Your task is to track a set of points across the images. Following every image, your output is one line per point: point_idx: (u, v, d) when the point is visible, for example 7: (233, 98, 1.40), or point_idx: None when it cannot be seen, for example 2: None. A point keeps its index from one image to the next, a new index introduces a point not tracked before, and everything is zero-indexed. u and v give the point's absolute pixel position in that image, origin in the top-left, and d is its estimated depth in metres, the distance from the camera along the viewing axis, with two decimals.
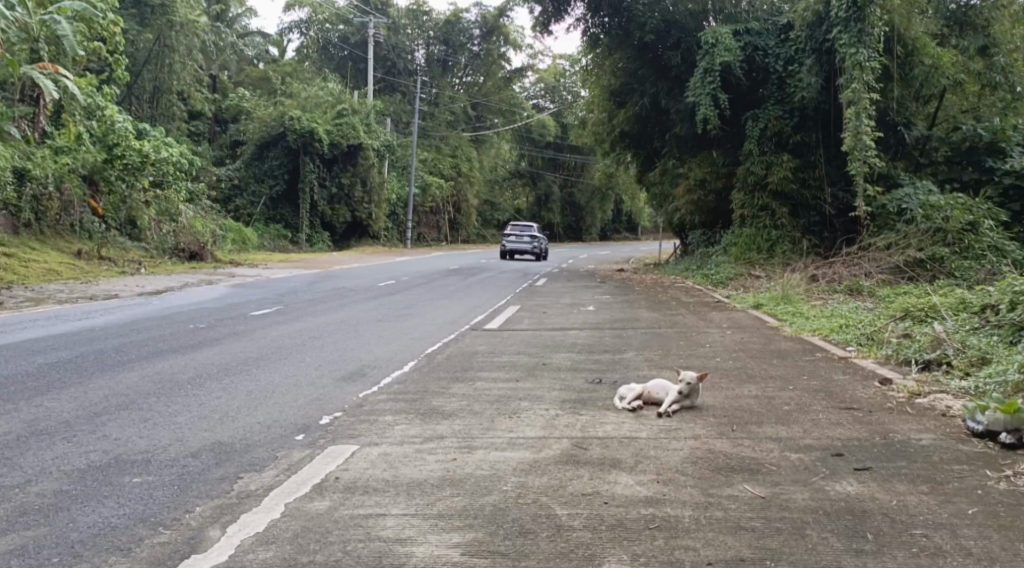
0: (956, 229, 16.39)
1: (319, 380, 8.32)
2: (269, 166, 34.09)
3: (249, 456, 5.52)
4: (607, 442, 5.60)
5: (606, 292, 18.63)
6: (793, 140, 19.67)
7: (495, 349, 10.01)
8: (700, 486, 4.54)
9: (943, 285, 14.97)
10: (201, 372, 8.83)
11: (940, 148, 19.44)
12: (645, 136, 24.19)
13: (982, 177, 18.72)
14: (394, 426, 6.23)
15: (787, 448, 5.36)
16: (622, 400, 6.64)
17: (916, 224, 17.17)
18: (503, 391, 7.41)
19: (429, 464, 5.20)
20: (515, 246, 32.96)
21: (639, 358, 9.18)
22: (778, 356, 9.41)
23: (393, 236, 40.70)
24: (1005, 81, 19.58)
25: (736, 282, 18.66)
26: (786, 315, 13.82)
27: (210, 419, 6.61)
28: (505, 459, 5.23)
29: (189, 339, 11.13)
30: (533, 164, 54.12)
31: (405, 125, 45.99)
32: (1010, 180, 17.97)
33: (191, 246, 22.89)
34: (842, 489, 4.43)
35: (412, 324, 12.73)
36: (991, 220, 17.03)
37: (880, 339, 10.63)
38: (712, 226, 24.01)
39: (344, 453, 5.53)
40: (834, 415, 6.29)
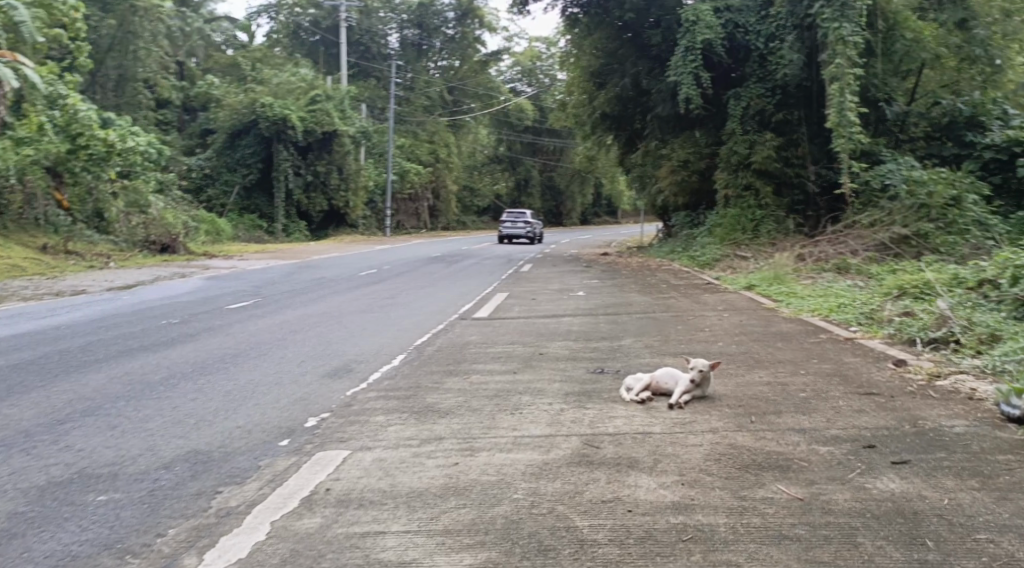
0: (941, 203, 16.15)
1: (303, 378, 7.85)
2: (242, 154, 33.39)
3: (228, 467, 5.08)
4: (617, 439, 5.21)
5: (593, 276, 18.26)
6: (776, 118, 19.36)
7: (488, 339, 9.60)
8: (729, 488, 4.15)
9: (932, 260, 14.73)
10: (175, 371, 8.35)
11: (920, 123, 19.27)
12: (626, 117, 23.76)
13: (963, 152, 18.48)
14: (387, 427, 5.81)
15: (813, 441, 4.97)
16: (629, 392, 6.25)
17: (900, 200, 16.86)
18: (501, 384, 7.00)
19: (429, 471, 4.79)
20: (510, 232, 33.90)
21: (638, 345, 8.81)
22: (781, 339, 9.04)
23: (371, 224, 40.25)
24: (986, 55, 18.90)
25: (723, 263, 18.33)
26: (779, 296, 13.48)
27: (185, 424, 6.16)
28: (511, 463, 4.84)
29: (162, 336, 10.63)
30: (512, 148, 53.73)
31: (380, 111, 45.20)
32: (989, 154, 17.70)
33: (162, 238, 22.50)
34: (884, 487, 4.06)
35: (399, 314, 12.26)
36: (975, 194, 16.79)
37: (880, 318, 10.27)
38: (697, 207, 23.72)
39: (334, 460, 5.10)
40: (855, 402, 5.91)
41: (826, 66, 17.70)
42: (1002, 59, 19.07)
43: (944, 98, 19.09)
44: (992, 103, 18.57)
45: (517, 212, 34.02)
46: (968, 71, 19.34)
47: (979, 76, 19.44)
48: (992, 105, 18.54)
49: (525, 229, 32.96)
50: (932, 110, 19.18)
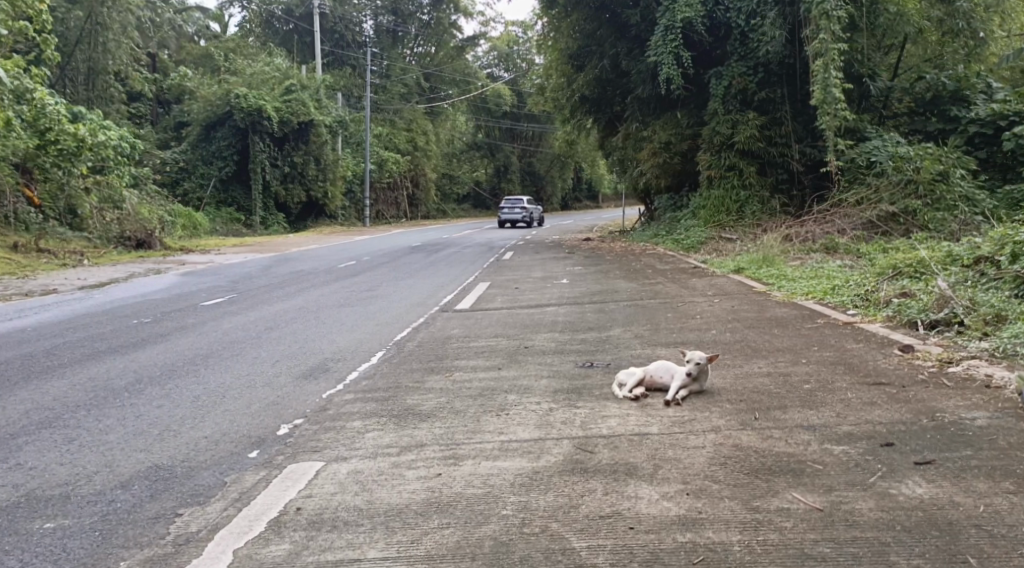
0: (928, 179, 15.83)
1: (278, 379, 7.42)
2: (217, 146, 32.65)
3: (191, 484, 4.65)
4: (613, 442, 4.80)
5: (578, 263, 17.84)
6: (758, 97, 19.00)
7: (470, 333, 9.17)
8: (740, 498, 3.75)
9: (922, 238, 14.49)
10: (143, 375, 7.88)
11: (903, 98, 18.96)
12: (606, 100, 23.33)
13: (947, 127, 18.16)
14: (365, 434, 5.39)
15: (826, 440, 4.60)
16: (622, 388, 5.86)
17: (886, 177, 16.52)
18: (486, 383, 6.59)
19: (409, 485, 4.37)
20: (510, 217, 35.73)
21: (628, 335, 8.41)
22: (776, 325, 8.67)
23: (350, 215, 39.76)
24: (968, 27, 18.72)
25: (708, 247, 17.95)
26: (770, 279, 13.10)
27: (147, 436, 5.70)
28: (498, 472, 4.43)
29: (131, 337, 10.14)
30: (491, 134, 53.12)
31: (357, 100, 44.44)
32: (975, 128, 17.46)
33: (138, 233, 21.64)
34: (910, 493, 3.67)
35: (379, 308, 11.83)
36: (962, 169, 16.47)
37: (878, 299, 9.93)
38: (680, 189, 23.34)
39: (307, 474, 4.66)
40: (864, 393, 5.56)
41: (809, 43, 17.31)
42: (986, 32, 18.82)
43: (928, 73, 18.82)
44: (976, 77, 18.45)
45: (514, 198, 35.94)
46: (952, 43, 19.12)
47: (963, 49, 19.22)
48: (976, 79, 18.45)
49: (522, 212, 34.80)
50: (916, 84, 18.84)
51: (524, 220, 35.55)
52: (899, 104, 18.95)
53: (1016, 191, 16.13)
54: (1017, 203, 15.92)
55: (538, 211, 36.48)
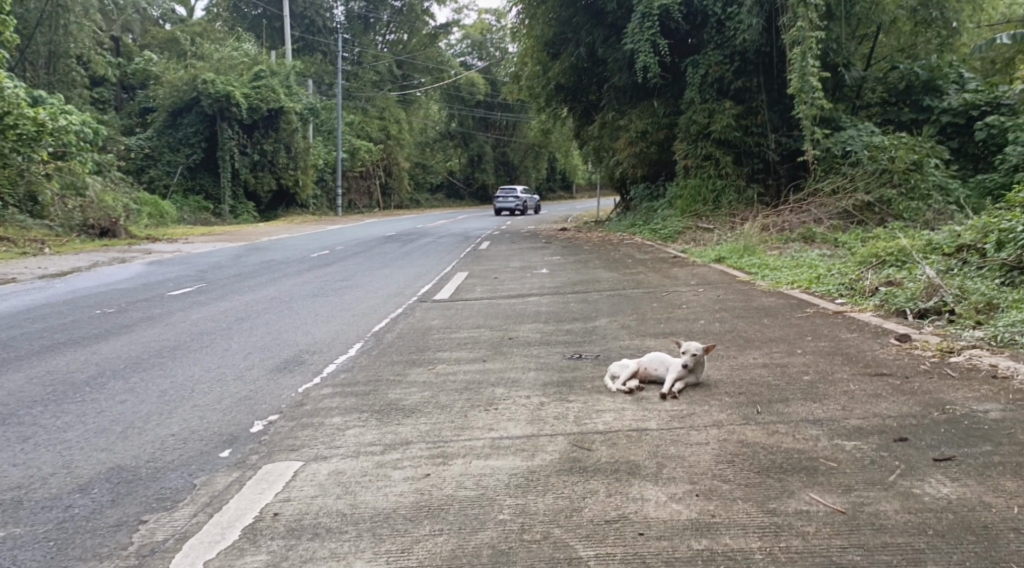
0: (902, 168, 15.77)
1: (250, 372, 7.09)
2: (184, 133, 32.06)
3: (157, 487, 4.34)
4: (611, 439, 4.57)
5: (555, 253, 17.58)
6: (735, 86, 18.82)
7: (451, 324, 8.87)
8: (754, 500, 3.51)
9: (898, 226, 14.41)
10: (105, 369, 7.49)
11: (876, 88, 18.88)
12: (582, 88, 23.05)
13: (920, 117, 18.19)
14: (345, 432, 5.11)
15: (835, 435, 4.36)
16: (615, 380, 5.64)
17: (862, 166, 16.35)
18: (471, 375, 6.35)
19: (396, 486, 4.09)
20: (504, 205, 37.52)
21: (614, 326, 8.19)
22: (766, 315, 8.47)
23: (322, 204, 39.31)
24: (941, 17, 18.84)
25: (686, 236, 17.76)
26: (752, 268, 12.92)
27: (109, 434, 5.36)
28: (492, 471, 4.19)
29: (94, 328, 9.72)
30: (464, 124, 52.47)
31: (327, 87, 43.93)
32: (947, 118, 17.56)
33: (102, 222, 21.26)
34: (936, 493, 3.45)
35: (355, 298, 11.49)
36: (935, 158, 16.44)
37: (863, 289, 9.73)
38: (656, 179, 23.15)
39: (284, 476, 4.39)
40: (867, 385, 5.33)
41: (786, 31, 17.11)
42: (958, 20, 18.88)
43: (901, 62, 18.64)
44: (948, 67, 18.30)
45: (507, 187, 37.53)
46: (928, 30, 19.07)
47: (936, 38, 19.35)
48: (948, 68, 18.37)
49: (516, 201, 36.67)
50: (889, 74, 18.73)
51: (518, 209, 37.39)
52: (871, 94, 18.84)
53: (988, 179, 16.14)
54: (990, 192, 15.96)
55: (532, 202, 38.56)
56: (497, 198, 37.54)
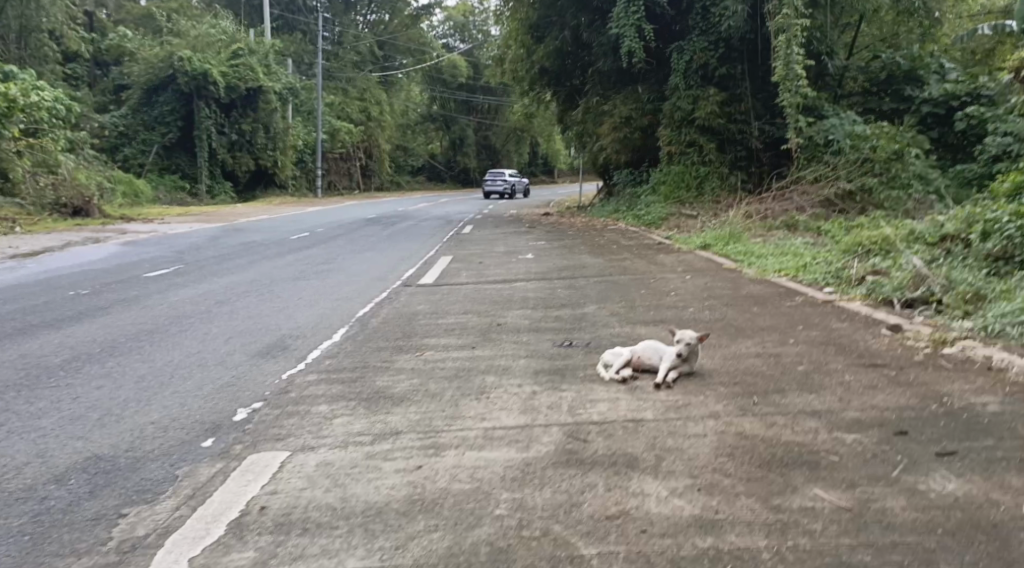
0: (884, 157, 15.74)
1: (231, 357, 6.93)
2: (160, 112, 31.66)
3: (137, 478, 4.27)
4: (607, 429, 4.53)
5: (539, 237, 17.49)
6: (719, 73, 18.71)
7: (438, 309, 8.76)
8: (757, 495, 3.44)
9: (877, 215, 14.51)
10: (80, 352, 7.33)
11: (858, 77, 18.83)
12: (565, 73, 22.89)
13: (900, 106, 18.19)
14: (333, 420, 5.01)
15: (835, 427, 4.28)
16: (608, 369, 5.60)
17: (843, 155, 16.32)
18: (461, 362, 6.31)
19: (388, 480, 4.04)
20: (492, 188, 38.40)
21: (604, 313, 8.15)
22: (755, 303, 8.43)
23: (301, 185, 39.01)
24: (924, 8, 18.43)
25: (670, 223, 17.71)
26: (738, 256, 12.88)
27: (86, 421, 5.23)
28: (486, 463, 4.14)
29: (68, 310, 9.51)
30: (446, 107, 52.14)
31: (307, 67, 43.54)
32: (928, 108, 17.53)
33: (75, 201, 20.87)
34: (942, 489, 3.38)
35: (338, 282, 11.32)
36: (916, 148, 16.37)
37: (850, 278, 9.64)
38: (639, 165, 23.06)
39: (270, 468, 4.30)
40: (862, 375, 5.24)
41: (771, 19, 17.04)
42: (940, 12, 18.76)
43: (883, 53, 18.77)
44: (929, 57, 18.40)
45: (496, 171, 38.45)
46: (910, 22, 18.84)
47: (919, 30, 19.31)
48: (929, 58, 18.35)
49: (504, 185, 37.60)
50: (871, 64, 18.74)
51: (506, 193, 38.31)
52: (853, 84, 18.72)
53: (967, 170, 16.35)
54: (968, 182, 16.16)
55: (523, 185, 39.49)
56: (487, 181, 38.45)
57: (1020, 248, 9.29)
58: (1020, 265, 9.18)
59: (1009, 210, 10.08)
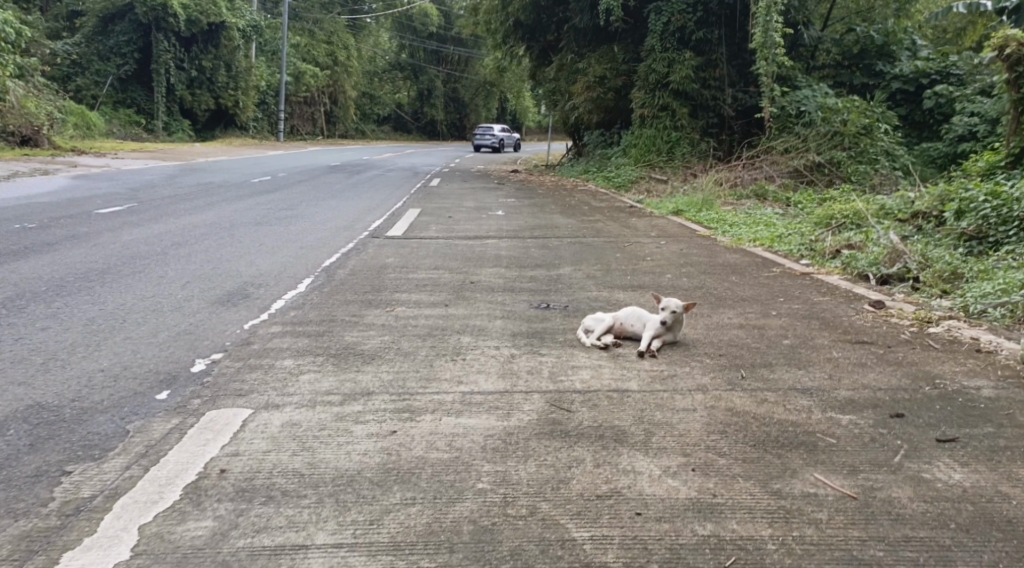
0: (854, 131, 15.56)
1: (189, 303, 6.57)
2: (116, 42, 30.49)
3: (83, 432, 3.96)
4: (591, 400, 4.33)
5: (507, 194, 17.18)
6: (696, 37, 18.38)
7: (408, 263, 8.46)
8: (754, 478, 3.29)
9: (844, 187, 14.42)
10: (25, 290, 6.92)
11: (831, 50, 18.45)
12: (540, 27, 22.41)
13: (870, 82, 18.08)
14: (299, 377, 4.75)
15: (828, 407, 4.10)
16: (589, 334, 5.43)
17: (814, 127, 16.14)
18: (434, 321, 6.06)
19: (359, 445, 3.81)
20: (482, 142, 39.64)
21: (579, 275, 7.94)
22: (733, 272, 8.26)
23: (263, 127, 38.12)
24: None
25: (639, 186, 17.49)
26: (711, 223, 12.71)
27: (28, 365, 4.89)
28: (463, 432, 3.94)
29: (14, 244, 9.02)
30: (415, 56, 51.15)
31: (273, 5, 42.37)
32: (898, 85, 17.43)
33: (23, 129, 20.43)
34: (947, 479, 3.25)
35: (301, 229, 10.91)
36: (885, 124, 16.35)
37: (824, 251, 9.44)
38: (611, 126, 22.74)
39: (231, 425, 4.04)
40: (850, 352, 5.05)
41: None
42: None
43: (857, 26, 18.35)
44: (903, 33, 18.21)
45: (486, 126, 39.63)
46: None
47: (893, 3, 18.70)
48: (903, 35, 18.25)
49: (493, 139, 38.84)
50: (845, 36, 18.35)
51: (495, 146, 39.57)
52: (825, 56, 18.47)
53: (933, 149, 16.39)
54: (932, 161, 16.26)
55: (511, 140, 40.87)
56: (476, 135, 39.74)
57: (995, 229, 9.13)
58: (994, 246, 8.95)
59: (985, 189, 9.93)
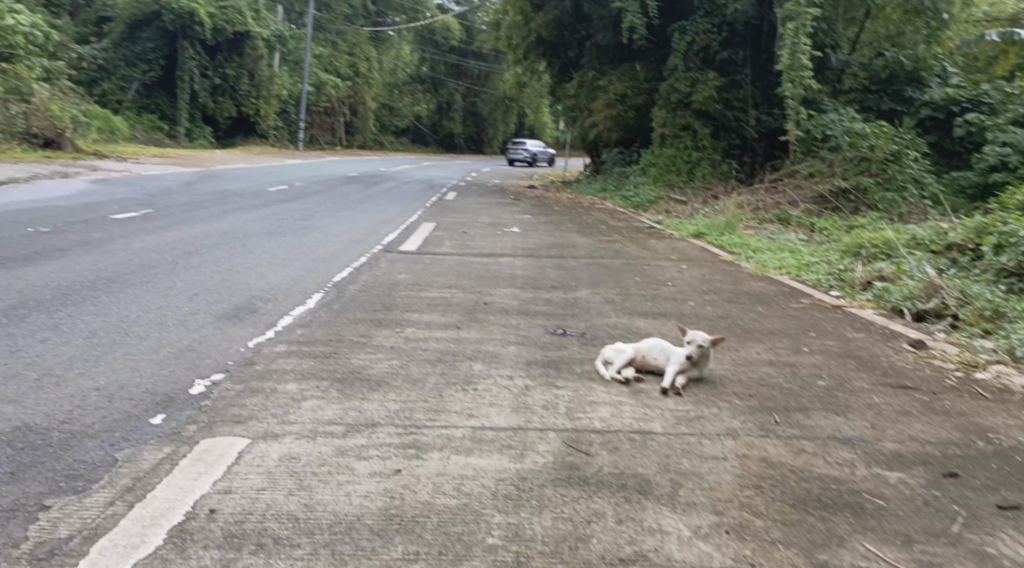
0: (881, 158, 15.15)
1: (195, 317, 6.29)
2: (142, 48, 30.53)
3: (67, 460, 3.66)
4: (612, 441, 3.99)
5: (525, 210, 16.91)
6: (720, 57, 18.06)
7: (420, 280, 8.16)
8: (798, 547, 2.98)
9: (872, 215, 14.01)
10: (29, 298, 6.65)
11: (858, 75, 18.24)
12: (562, 44, 22.18)
13: (899, 107, 17.62)
14: (301, 403, 4.43)
15: (872, 461, 3.76)
16: (608, 366, 5.09)
17: (840, 152, 15.77)
18: (445, 345, 5.73)
19: (361, 485, 3.49)
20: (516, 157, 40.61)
21: (598, 299, 7.62)
22: (760, 302, 7.91)
23: (283, 136, 38.14)
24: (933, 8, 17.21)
25: (658, 207, 17.17)
26: (734, 247, 12.37)
27: (21, 382, 4.59)
28: (474, 473, 3.62)
29: (23, 249, 8.77)
30: (436, 69, 51.14)
31: (297, 16, 42.50)
32: (927, 111, 17.06)
33: (46, 131, 20.33)
34: (1014, 557, 2.93)
35: (314, 241, 10.63)
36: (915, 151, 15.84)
37: (854, 282, 9.08)
38: (630, 145, 22.42)
39: (225, 457, 3.73)
40: (892, 399, 4.70)
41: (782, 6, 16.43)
42: (949, 15, 17.35)
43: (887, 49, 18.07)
44: (934, 59, 17.89)
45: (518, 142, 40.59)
46: (914, 23, 17.63)
47: (924, 30, 17.74)
48: (934, 61, 17.92)
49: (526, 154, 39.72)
50: (874, 61, 18.14)
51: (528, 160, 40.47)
52: (852, 80, 18.26)
53: (963, 178, 15.69)
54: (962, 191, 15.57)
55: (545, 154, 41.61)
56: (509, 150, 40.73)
57: None
58: None
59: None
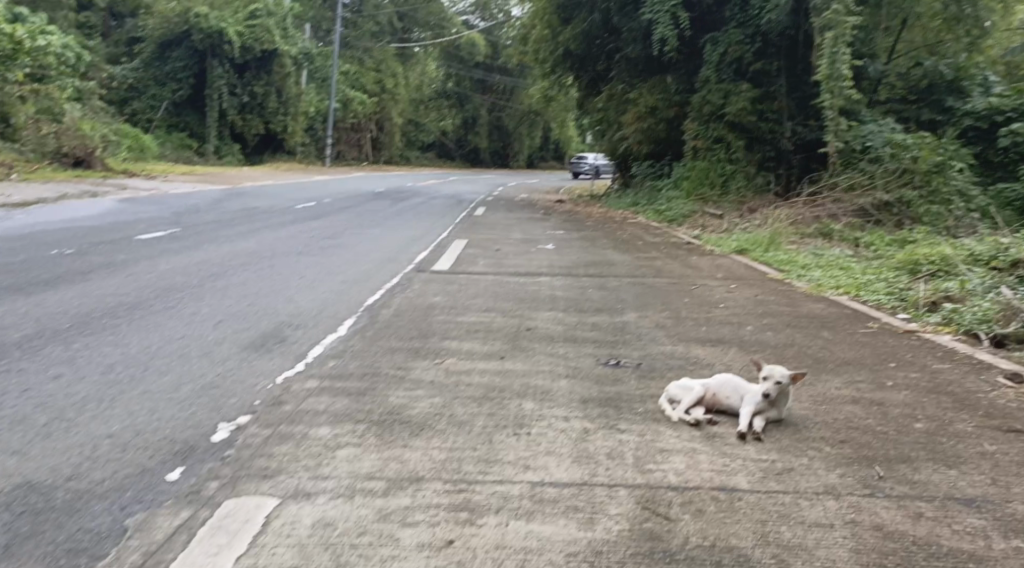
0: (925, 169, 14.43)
1: (220, 348, 5.81)
2: (172, 67, 30.55)
3: (72, 529, 3.18)
4: (692, 502, 3.44)
5: (556, 226, 16.41)
6: (754, 68, 17.38)
7: (456, 303, 7.66)
8: None
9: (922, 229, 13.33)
10: (45, 327, 6.22)
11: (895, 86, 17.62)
12: (590, 57, 21.66)
13: (939, 118, 16.91)
14: (335, 452, 3.92)
15: (1006, 530, 3.19)
16: (675, 407, 4.55)
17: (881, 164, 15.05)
18: (490, 379, 5.20)
19: (408, 561, 2.97)
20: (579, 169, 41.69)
21: (646, 324, 7.06)
22: (824, 326, 7.32)
23: (310, 152, 38.02)
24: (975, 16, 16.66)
25: (693, 221, 16.56)
26: (781, 264, 11.76)
27: (27, 428, 4.12)
28: (540, 543, 3.09)
29: (44, 273, 8.39)
30: (461, 85, 50.90)
31: (324, 33, 42.53)
32: (969, 121, 16.19)
33: (77, 150, 19.97)
34: None
35: (344, 261, 10.17)
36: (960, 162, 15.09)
37: (918, 302, 8.49)
38: (661, 157, 21.78)
39: (251, 523, 3.23)
40: (1007, 447, 4.13)
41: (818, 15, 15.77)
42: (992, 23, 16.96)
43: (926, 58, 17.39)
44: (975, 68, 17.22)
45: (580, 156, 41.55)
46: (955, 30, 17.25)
47: (965, 36, 17.34)
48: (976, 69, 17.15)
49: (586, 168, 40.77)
50: (912, 70, 17.44)
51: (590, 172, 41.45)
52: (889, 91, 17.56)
53: (1010, 190, 14.89)
54: (1010, 204, 14.72)
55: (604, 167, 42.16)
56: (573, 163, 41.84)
57: None
58: None
59: None
